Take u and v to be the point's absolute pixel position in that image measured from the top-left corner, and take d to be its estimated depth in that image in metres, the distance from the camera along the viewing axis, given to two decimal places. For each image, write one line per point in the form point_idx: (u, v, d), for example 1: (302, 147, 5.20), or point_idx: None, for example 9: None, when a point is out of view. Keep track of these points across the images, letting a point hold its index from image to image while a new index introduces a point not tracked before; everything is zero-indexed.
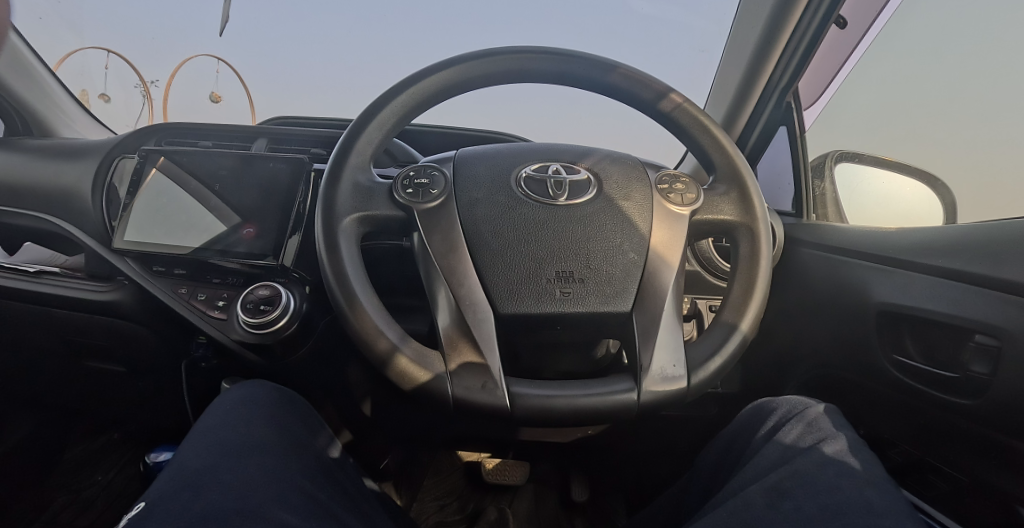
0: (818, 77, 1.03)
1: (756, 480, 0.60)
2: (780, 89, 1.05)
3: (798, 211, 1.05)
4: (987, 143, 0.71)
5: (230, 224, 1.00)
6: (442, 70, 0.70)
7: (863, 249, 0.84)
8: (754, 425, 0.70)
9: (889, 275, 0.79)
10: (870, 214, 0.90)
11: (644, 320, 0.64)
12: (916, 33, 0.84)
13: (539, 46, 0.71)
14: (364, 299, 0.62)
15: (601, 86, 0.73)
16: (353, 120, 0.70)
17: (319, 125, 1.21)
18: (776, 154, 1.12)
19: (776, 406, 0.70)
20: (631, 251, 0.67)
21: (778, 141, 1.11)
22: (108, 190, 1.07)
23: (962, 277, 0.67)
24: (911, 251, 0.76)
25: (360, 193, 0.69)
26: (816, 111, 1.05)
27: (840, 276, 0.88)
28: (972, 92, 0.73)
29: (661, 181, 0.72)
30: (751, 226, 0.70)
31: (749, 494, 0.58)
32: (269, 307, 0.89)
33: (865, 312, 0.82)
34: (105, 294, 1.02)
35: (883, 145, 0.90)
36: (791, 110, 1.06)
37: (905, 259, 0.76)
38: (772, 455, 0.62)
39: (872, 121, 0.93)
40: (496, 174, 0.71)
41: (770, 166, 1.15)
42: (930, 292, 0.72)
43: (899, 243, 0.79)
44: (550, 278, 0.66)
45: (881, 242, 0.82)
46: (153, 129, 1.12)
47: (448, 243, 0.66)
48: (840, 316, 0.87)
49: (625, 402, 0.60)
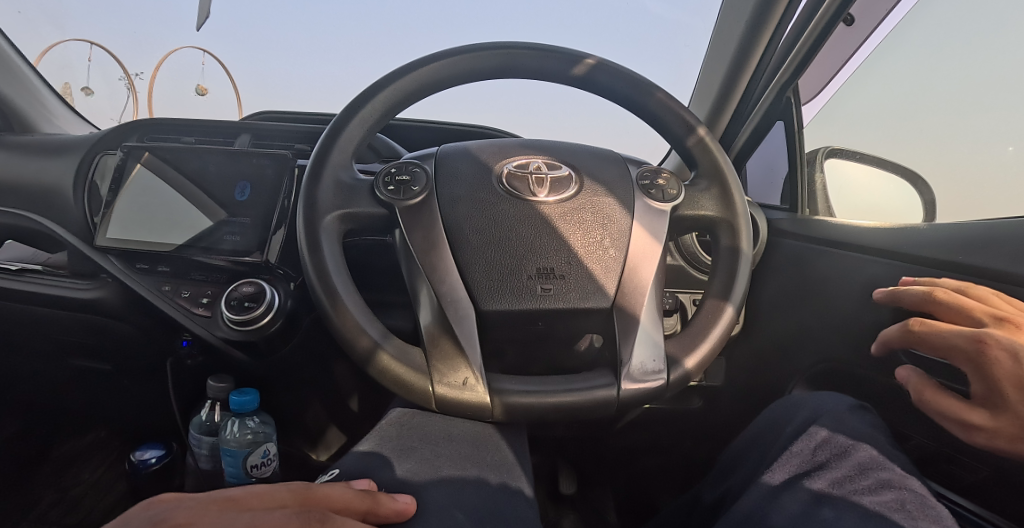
0: (818, 72, 1.02)
1: (773, 477, 0.58)
2: (779, 85, 1.05)
3: (793, 206, 1.06)
4: (994, 155, 0.70)
5: (214, 220, 1.00)
6: (453, 57, 0.70)
7: (857, 245, 0.85)
8: (779, 427, 0.68)
9: (885, 265, 0.80)
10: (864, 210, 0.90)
11: (624, 317, 0.65)
12: (925, 32, 0.82)
13: (534, 42, 0.71)
14: (345, 296, 0.62)
15: (576, 80, 0.73)
16: (336, 114, 0.70)
17: (304, 120, 1.21)
18: (771, 150, 1.14)
19: (805, 406, 0.68)
20: (611, 247, 0.68)
21: (773, 135, 1.12)
22: (91, 186, 1.06)
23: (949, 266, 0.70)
24: (904, 244, 0.77)
25: (341, 191, 0.68)
26: (815, 107, 1.04)
27: (838, 271, 0.89)
28: (980, 97, 0.72)
29: (643, 177, 0.73)
30: (731, 223, 0.71)
31: (770, 497, 0.55)
32: (253, 304, 0.89)
33: (869, 303, 0.82)
34: (87, 292, 1.01)
35: (879, 136, 0.90)
36: (790, 106, 1.06)
37: (904, 251, 0.77)
38: (800, 457, 0.59)
39: (869, 118, 0.92)
40: (479, 169, 0.71)
41: (765, 161, 1.17)
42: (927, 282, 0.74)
43: (899, 237, 0.79)
44: (530, 275, 0.66)
45: (882, 239, 0.81)
46: (136, 125, 1.10)
47: (428, 241, 0.66)
48: (840, 307, 0.88)
49: (605, 398, 0.60)
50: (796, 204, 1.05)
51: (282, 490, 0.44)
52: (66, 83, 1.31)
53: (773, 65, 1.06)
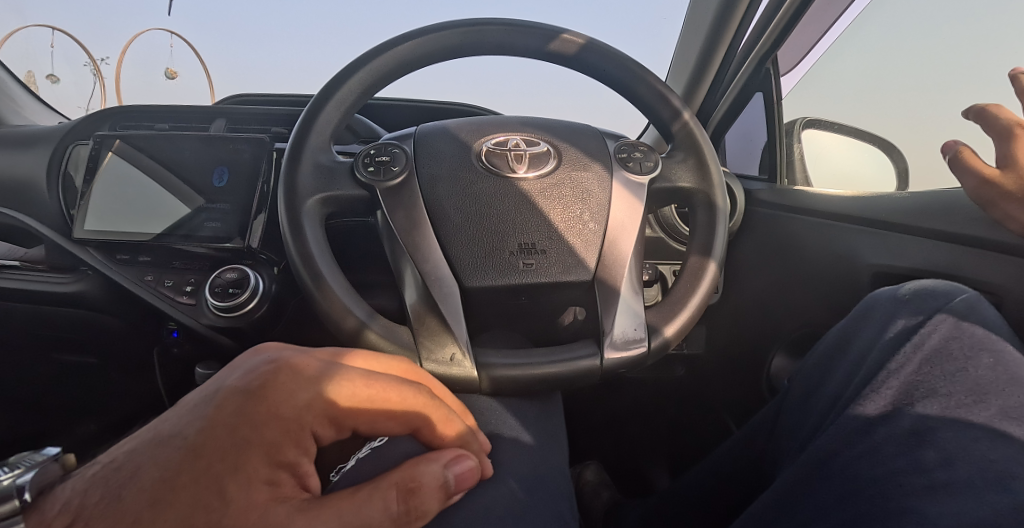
0: (797, 43, 1.02)
1: (869, 407, 0.48)
2: (759, 56, 1.05)
3: (772, 176, 1.07)
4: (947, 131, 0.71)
5: (193, 207, 0.99)
6: (426, 35, 0.70)
7: (849, 214, 0.87)
8: None
9: (874, 236, 0.82)
10: (841, 179, 0.92)
11: (605, 290, 0.67)
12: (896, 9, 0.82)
13: (508, 18, 0.71)
14: (330, 278, 0.63)
15: (549, 56, 0.73)
16: (312, 97, 0.69)
17: (280, 102, 1.20)
18: (750, 119, 1.14)
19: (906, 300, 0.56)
20: (591, 220, 0.69)
21: (753, 106, 1.12)
22: (65, 177, 1.04)
23: (936, 234, 0.73)
24: (892, 209, 0.80)
25: (322, 173, 0.68)
26: (793, 78, 1.05)
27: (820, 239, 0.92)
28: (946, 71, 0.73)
29: (621, 150, 0.73)
30: (708, 193, 0.72)
31: (862, 434, 0.46)
32: (238, 290, 0.90)
33: (850, 273, 0.86)
34: (68, 285, 1.00)
35: (851, 104, 0.92)
36: (769, 76, 1.07)
37: (901, 223, 0.78)
38: (906, 377, 0.48)
39: (842, 89, 0.94)
40: (458, 148, 0.71)
41: (744, 128, 1.18)
42: (911, 248, 0.77)
43: (896, 208, 0.79)
44: (512, 250, 0.67)
45: (872, 205, 0.83)
46: (107, 113, 1.07)
47: (410, 220, 0.67)
48: (819, 273, 0.91)
49: (588, 368, 0.62)
50: (775, 174, 1.06)
51: (394, 362, 0.51)
52: (30, 72, 1.27)
53: (752, 35, 1.06)
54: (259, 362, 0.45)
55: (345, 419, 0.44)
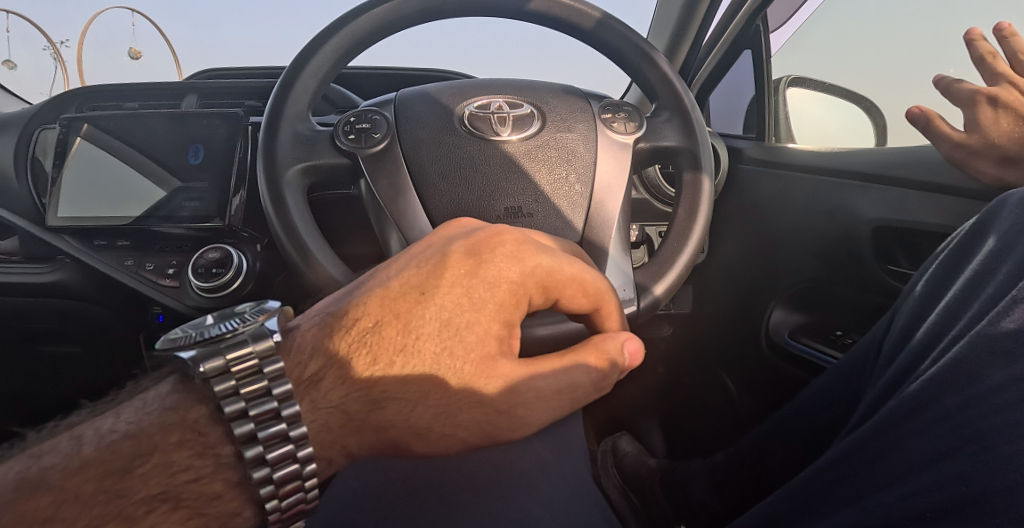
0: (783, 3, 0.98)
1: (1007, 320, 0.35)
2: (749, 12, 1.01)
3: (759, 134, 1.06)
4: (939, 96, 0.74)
5: (170, 189, 0.97)
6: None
7: (843, 168, 0.88)
8: None
9: (877, 192, 0.82)
10: (829, 137, 0.94)
11: (593, 252, 0.67)
12: None
13: None
14: (317, 250, 0.62)
15: (528, 15, 0.72)
16: (286, 65, 0.67)
17: (252, 76, 1.16)
18: (737, 77, 1.13)
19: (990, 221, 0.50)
20: (577, 182, 0.69)
21: (743, 63, 1.10)
22: (33, 163, 1.01)
23: (926, 186, 0.75)
24: (886, 166, 0.81)
25: (301, 143, 0.67)
26: (784, 33, 1.02)
27: (813, 195, 0.92)
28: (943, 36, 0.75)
29: (604, 110, 0.72)
30: (693, 151, 0.72)
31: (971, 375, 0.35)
32: (221, 269, 0.88)
33: (852, 230, 0.86)
34: (45, 275, 0.98)
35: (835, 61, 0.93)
36: (759, 34, 1.03)
37: (887, 174, 0.81)
38: None
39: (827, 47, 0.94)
40: (439, 113, 0.70)
41: (730, 87, 1.17)
42: (922, 206, 0.76)
43: (886, 160, 0.82)
44: (499, 214, 0.66)
45: (873, 158, 0.84)
46: (71, 95, 1.03)
47: (393, 188, 0.66)
48: (821, 232, 0.91)
49: (579, 329, 0.63)
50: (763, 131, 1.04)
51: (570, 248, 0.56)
52: None
53: None
54: (471, 231, 0.50)
55: (553, 288, 0.48)
